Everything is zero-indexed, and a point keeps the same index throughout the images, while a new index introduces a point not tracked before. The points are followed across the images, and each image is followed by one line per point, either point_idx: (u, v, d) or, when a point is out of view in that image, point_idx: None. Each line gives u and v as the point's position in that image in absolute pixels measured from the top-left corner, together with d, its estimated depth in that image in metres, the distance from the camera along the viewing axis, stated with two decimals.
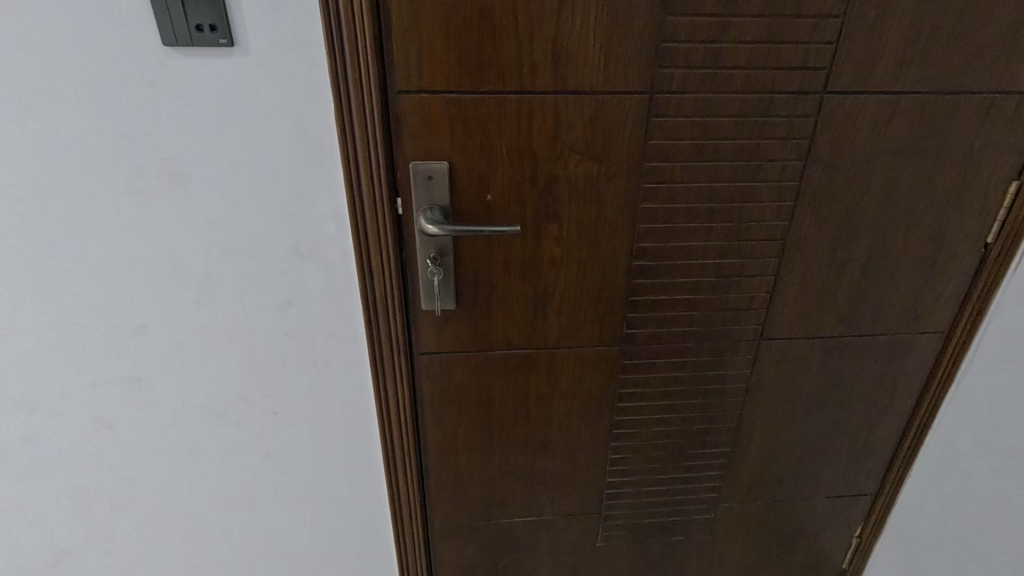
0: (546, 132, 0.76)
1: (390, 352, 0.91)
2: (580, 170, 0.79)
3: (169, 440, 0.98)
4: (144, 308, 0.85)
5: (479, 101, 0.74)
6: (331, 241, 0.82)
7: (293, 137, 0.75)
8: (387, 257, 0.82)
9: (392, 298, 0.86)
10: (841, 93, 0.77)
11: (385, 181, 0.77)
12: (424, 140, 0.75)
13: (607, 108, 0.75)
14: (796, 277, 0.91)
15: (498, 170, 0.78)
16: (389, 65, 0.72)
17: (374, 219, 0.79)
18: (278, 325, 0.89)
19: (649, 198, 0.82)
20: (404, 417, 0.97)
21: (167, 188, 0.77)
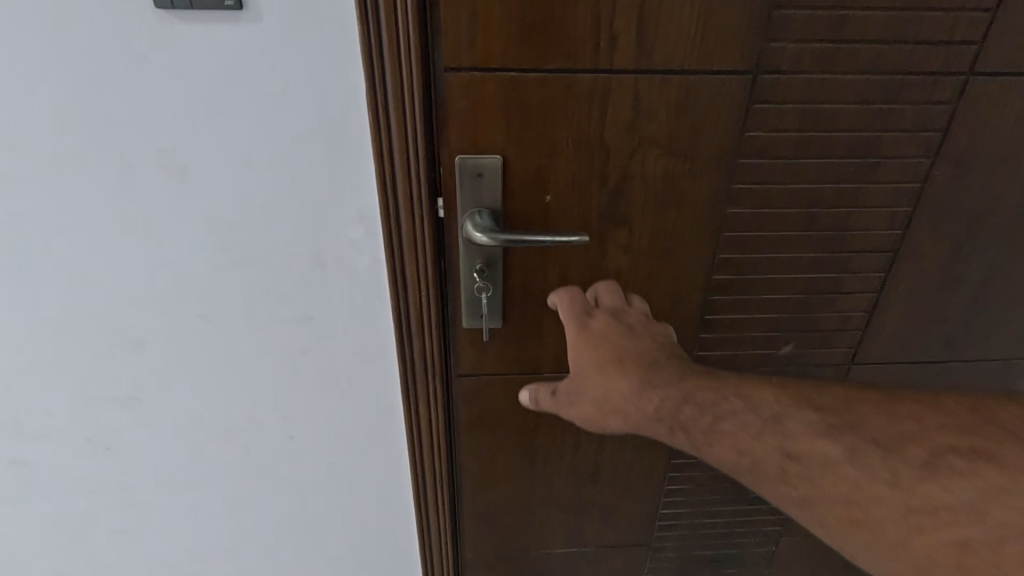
0: (622, 121, 0.62)
1: (424, 376, 0.79)
2: (660, 168, 0.65)
3: (175, 464, 0.87)
4: (142, 323, 0.74)
5: (542, 82, 0.59)
6: (359, 249, 0.70)
7: (314, 124, 0.62)
8: (424, 268, 0.69)
9: (428, 314, 0.73)
10: (990, 75, 0.62)
11: (425, 178, 0.64)
12: (473, 129, 0.62)
13: (700, 92, 0.61)
14: (901, 295, 0.78)
15: (560, 167, 0.64)
16: (434, 36, 0.58)
17: (410, 223, 0.66)
18: (296, 342, 0.77)
19: (739, 202, 0.68)
20: (437, 444, 0.86)
21: (166, 185, 0.64)
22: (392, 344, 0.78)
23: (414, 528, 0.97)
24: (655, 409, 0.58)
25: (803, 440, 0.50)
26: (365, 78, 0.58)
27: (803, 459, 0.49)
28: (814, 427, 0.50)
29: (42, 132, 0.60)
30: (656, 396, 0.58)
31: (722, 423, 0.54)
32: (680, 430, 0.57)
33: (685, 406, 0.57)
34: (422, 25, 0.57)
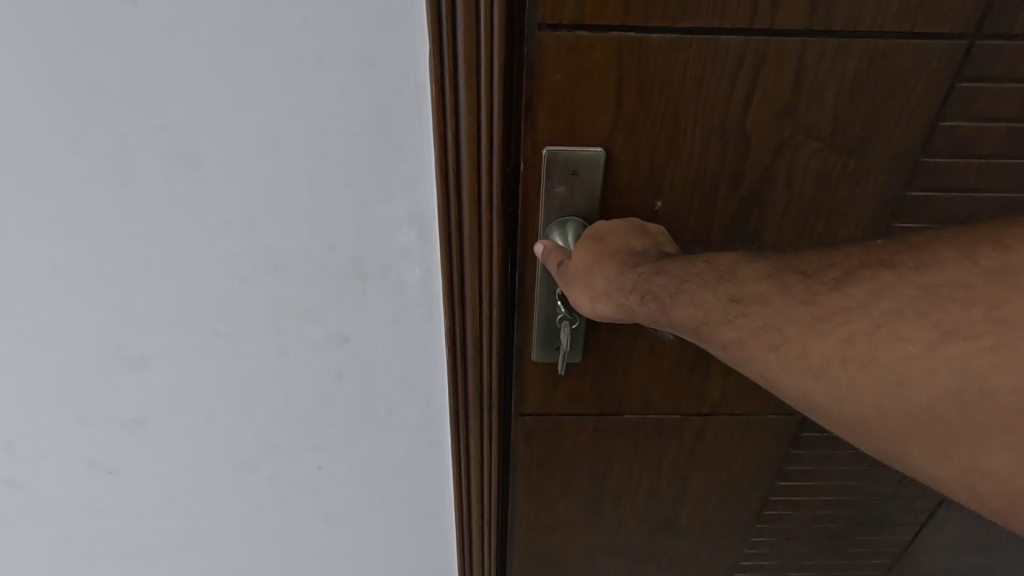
0: (775, 104, 0.46)
1: (478, 414, 0.64)
2: (814, 168, 0.49)
3: (188, 494, 0.74)
4: (143, 342, 0.59)
5: (673, 48, 0.43)
6: (408, 260, 0.53)
7: (361, 95, 0.44)
8: (486, 286, 0.54)
9: (489, 342, 0.58)
10: None
11: (498, 172, 0.48)
12: (569, 111, 0.46)
13: (891, 62, 0.44)
14: None
15: (681, 164, 0.48)
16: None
17: (475, 231, 0.50)
18: (329, 366, 0.62)
19: (913, 214, 0.51)
20: (488, 487, 0.71)
21: (162, 173, 0.48)
22: (441, 374, 0.63)
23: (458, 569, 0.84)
24: (633, 282, 0.41)
25: (750, 287, 0.36)
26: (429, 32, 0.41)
27: (752, 308, 0.36)
28: (751, 271, 0.37)
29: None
30: (636, 272, 0.42)
31: (688, 284, 0.39)
32: (653, 296, 0.40)
33: (661, 276, 0.40)
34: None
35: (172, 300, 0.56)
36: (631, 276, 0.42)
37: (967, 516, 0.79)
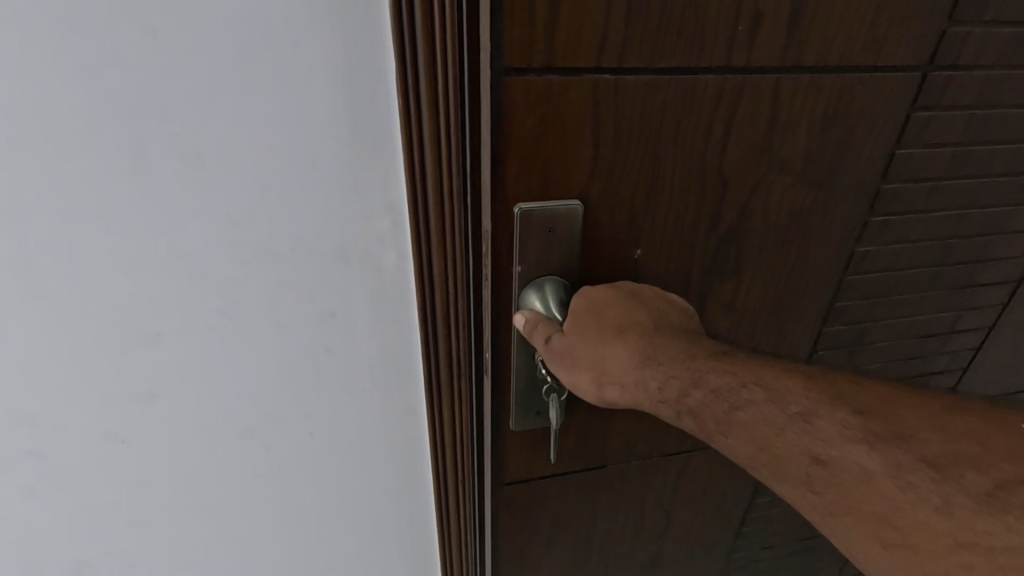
0: (752, 139, 0.43)
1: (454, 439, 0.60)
2: (789, 203, 0.47)
3: (130, 568, 0.66)
4: (94, 351, 0.51)
5: (651, 85, 0.39)
6: (385, 245, 0.51)
7: (333, 77, 0.44)
8: (457, 308, 0.49)
9: (462, 370, 0.53)
10: None
11: (461, 191, 0.42)
12: (542, 161, 0.40)
13: (858, 93, 0.43)
14: (1012, 328, 0.66)
15: (661, 210, 0.44)
16: (492, 15, 0.34)
17: (444, 247, 0.46)
18: (299, 389, 0.58)
19: (873, 236, 0.52)
20: (467, 523, 0.67)
21: (120, 146, 0.43)
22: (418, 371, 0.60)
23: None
24: (659, 387, 0.38)
25: (830, 441, 0.32)
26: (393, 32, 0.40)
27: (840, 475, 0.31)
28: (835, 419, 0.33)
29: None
30: (659, 375, 0.38)
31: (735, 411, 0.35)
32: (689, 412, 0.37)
33: (693, 390, 0.37)
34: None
35: (131, 297, 0.49)
36: (654, 380, 0.38)
37: None
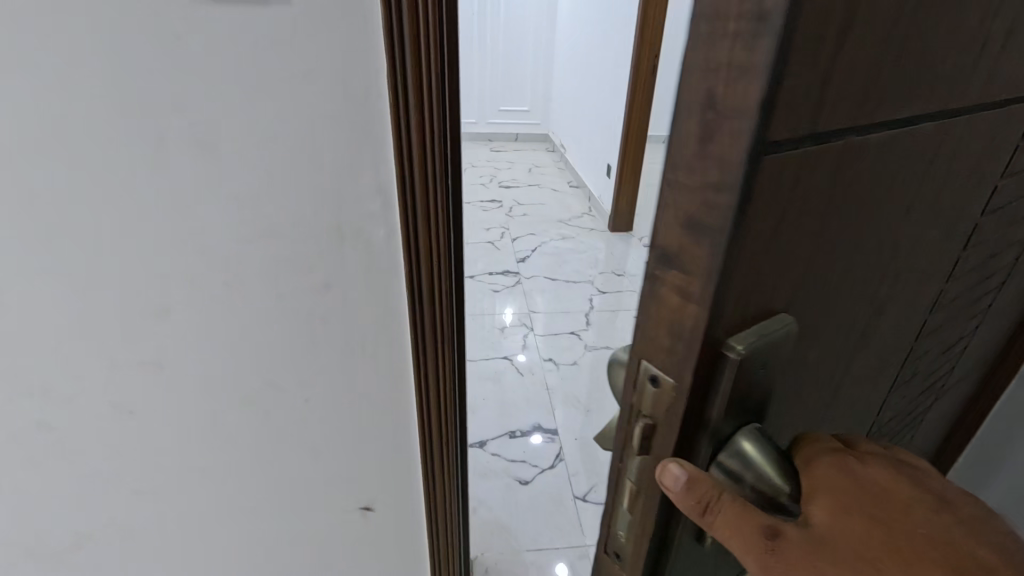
0: (929, 202, 0.34)
1: (434, 373, 0.72)
2: (929, 269, 0.40)
3: (180, 509, 0.82)
4: (166, 327, 0.66)
5: (884, 146, 0.27)
6: (377, 222, 0.61)
7: (328, 83, 0.53)
8: (438, 253, 0.63)
9: (439, 305, 0.66)
10: None
11: (437, 163, 0.57)
12: (761, 267, 0.26)
13: (1008, 139, 0.37)
14: (997, 336, 0.69)
15: (838, 304, 0.33)
16: (770, 49, 0.20)
17: (425, 202, 0.59)
18: (306, 346, 0.69)
19: (963, 286, 0.48)
20: (445, 449, 0.80)
21: (190, 166, 0.57)
22: (404, 330, 0.68)
23: (423, 532, 0.90)
24: None
25: None
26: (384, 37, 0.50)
27: None
28: None
29: (34, 31, 0.51)
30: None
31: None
32: None
33: None
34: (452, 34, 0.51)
35: (191, 277, 0.63)
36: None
37: None
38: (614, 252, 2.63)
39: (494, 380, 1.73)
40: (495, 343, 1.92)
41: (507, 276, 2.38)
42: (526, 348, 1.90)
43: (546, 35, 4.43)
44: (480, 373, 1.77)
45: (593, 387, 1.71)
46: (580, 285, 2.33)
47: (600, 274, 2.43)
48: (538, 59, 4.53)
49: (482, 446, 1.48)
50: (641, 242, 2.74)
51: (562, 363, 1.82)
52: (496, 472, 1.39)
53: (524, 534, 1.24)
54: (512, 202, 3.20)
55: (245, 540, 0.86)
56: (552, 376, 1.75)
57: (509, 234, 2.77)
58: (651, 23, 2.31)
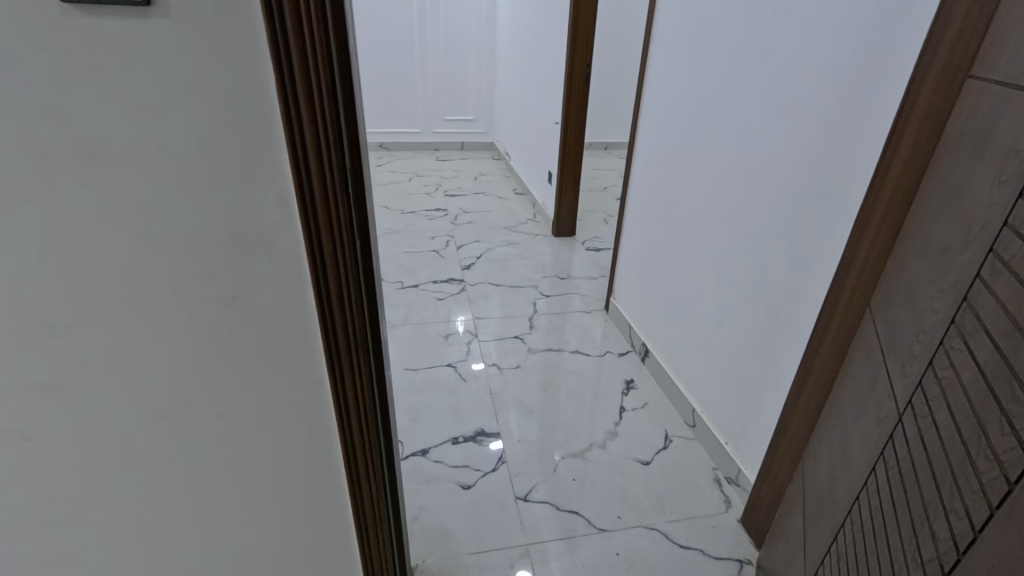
0: None
1: (353, 383, 0.72)
2: None
3: (90, 535, 0.79)
4: (64, 348, 0.64)
5: None
6: (280, 231, 0.61)
7: (217, 95, 0.54)
8: (345, 264, 0.63)
9: (353, 316, 0.67)
10: (999, 118, 0.62)
11: (337, 175, 0.58)
12: None
13: None
14: (908, 332, 0.74)
15: None
16: None
17: (325, 214, 0.60)
18: (215, 357, 0.68)
19: None
20: (372, 457, 0.80)
21: (78, 182, 0.57)
22: (316, 339, 0.69)
23: (354, 543, 0.89)
24: None
25: None
26: (270, 56, 0.52)
27: None
28: None
29: None
30: None
31: None
32: None
33: None
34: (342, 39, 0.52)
35: (88, 298, 0.62)
36: None
37: (827, 493, 0.91)
38: (558, 257, 2.70)
39: (437, 388, 1.73)
40: (439, 351, 1.92)
41: (452, 284, 2.39)
42: (470, 353, 1.91)
43: (487, 46, 4.50)
44: (424, 381, 1.77)
45: (535, 389, 1.74)
46: (524, 290, 2.37)
47: (543, 278, 2.48)
48: (481, 70, 4.59)
49: (424, 453, 1.48)
50: (583, 246, 2.82)
51: (505, 367, 1.84)
52: (439, 477, 1.40)
53: (466, 537, 1.25)
54: (458, 210, 3.22)
55: (164, 562, 0.83)
56: (495, 381, 1.77)
57: (454, 242, 2.78)
58: (582, 37, 2.42)
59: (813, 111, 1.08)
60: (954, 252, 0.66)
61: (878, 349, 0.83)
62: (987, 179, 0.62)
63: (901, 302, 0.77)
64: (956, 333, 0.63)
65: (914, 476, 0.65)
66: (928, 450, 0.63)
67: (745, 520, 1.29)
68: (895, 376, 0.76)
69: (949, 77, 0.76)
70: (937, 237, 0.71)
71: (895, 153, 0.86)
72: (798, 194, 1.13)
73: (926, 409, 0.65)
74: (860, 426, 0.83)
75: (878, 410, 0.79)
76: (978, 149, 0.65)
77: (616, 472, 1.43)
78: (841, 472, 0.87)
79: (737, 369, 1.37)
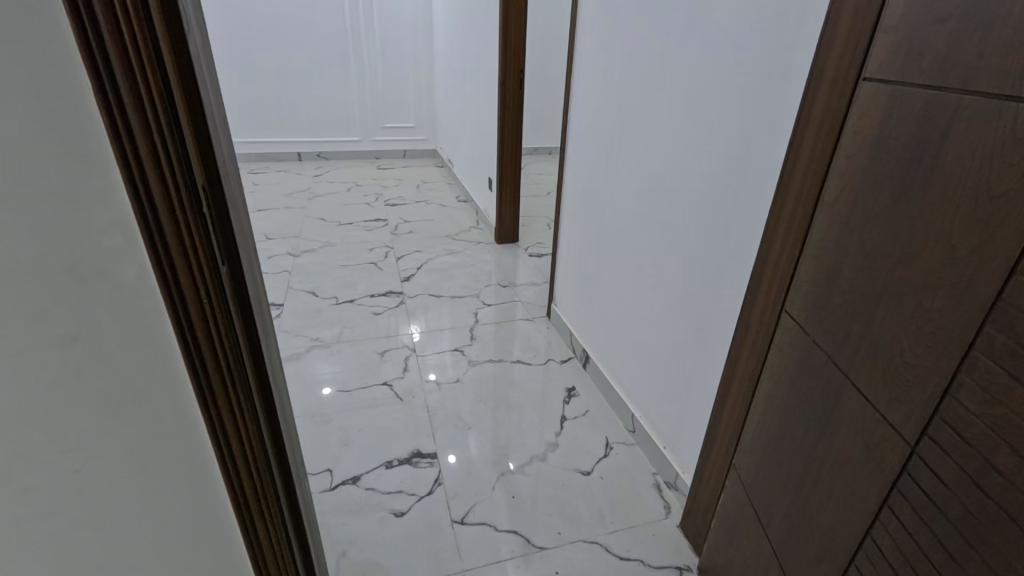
0: None
1: (234, 421, 0.65)
2: None
3: None
4: None
5: None
6: (122, 260, 0.53)
7: (30, 106, 0.46)
8: (206, 291, 0.57)
9: (222, 349, 0.60)
10: (936, 122, 0.62)
11: (184, 194, 0.52)
12: None
13: None
14: (878, 347, 0.71)
15: None
16: None
17: (174, 237, 0.53)
18: (61, 405, 0.59)
19: None
20: (269, 496, 0.73)
21: None
22: (184, 377, 0.61)
23: None
24: None
25: None
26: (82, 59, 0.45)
27: None
28: None
29: None
30: None
31: None
32: None
33: None
34: (175, 43, 0.47)
35: None
36: None
37: (801, 515, 0.86)
38: (501, 264, 2.66)
39: (372, 408, 1.65)
40: (374, 369, 1.83)
41: (390, 297, 2.30)
42: (407, 369, 1.84)
43: (426, 52, 4.43)
44: (357, 402, 1.68)
45: (475, 403, 1.69)
46: (466, 300, 2.31)
47: (486, 287, 2.43)
48: (421, 77, 4.52)
49: (356, 480, 1.39)
50: (527, 252, 2.80)
51: (444, 382, 1.78)
52: (370, 506, 1.32)
53: (401, 570, 1.17)
54: (398, 220, 3.13)
55: None
56: (433, 397, 1.71)
57: (393, 253, 2.70)
58: (513, 41, 2.39)
59: (723, 115, 1.09)
60: (934, 263, 0.62)
61: (834, 364, 0.79)
62: (961, 189, 0.59)
63: (859, 313, 0.74)
64: (980, 359, 0.57)
65: (980, 524, 0.58)
66: (996, 498, 0.56)
67: (684, 525, 1.28)
68: (879, 397, 0.71)
69: (837, 82, 0.78)
70: (897, 247, 0.67)
71: (795, 158, 0.88)
72: (714, 197, 1.14)
73: (967, 447, 0.59)
74: (840, 451, 0.78)
75: (864, 436, 0.73)
76: (927, 153, 0.63)
77: (556, 485, 1.40)
78: (823, 502, 0.81)
79: (668, 372, 1.37)
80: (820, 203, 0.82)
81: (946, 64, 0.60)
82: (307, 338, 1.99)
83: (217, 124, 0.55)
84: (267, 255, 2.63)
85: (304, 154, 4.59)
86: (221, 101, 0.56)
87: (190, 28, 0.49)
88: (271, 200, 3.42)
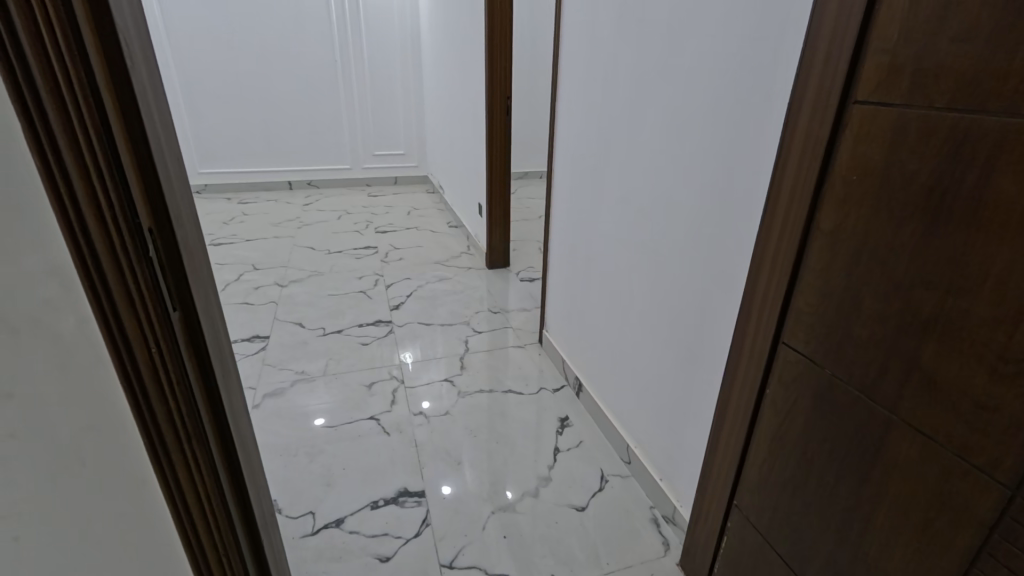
0: None
1: (190, 472, 0.61)
2: None
3: None
4: None
5: None
6: (59, 309, 0.49)
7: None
8: (155, 336, 0.53)
9: (175, 398, 0.57)
10: (971, 146, 0.59)
11: (126, 236, 0.49)
12: None
13: None
14: (932, 382, 0.66)
15: None
16: None
17: (116, 282, 0.49)
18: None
19: None
20: (228, 544, 0.69)
21: None
22: (134, 429, 0.56)
23: None
24: None
25: None
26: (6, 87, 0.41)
27: None
28: None
29: None
30: None
31: None
32: None
33: None
34: (119, 89, 0.46)
35: None
36: None
37: (857, 560, 0.79)
38: (491, 289, 2.63)
39: (357, 444, 1.59)
40: (360, 403, 1.78)
41: (378, 326, 2.26)
42: (394, 402, 1.79)
43: (415, 79, 4.49)
44: (342, 438, 1.62)
45: (465, 436, 1.63)
46: (456, 327, 2.27)
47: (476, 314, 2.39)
48: (410, 105, 4.58)
49: (339, 523, 1.33)
50: (517, 277, 2.77)
51: (432, 415, 1.72)
52: (353, 551, 1.25)
53: None
54: (388, 248, 3.11)
55: None
56: (420, 430, 1.65)
57: (382, 281, 2.67)
58: (498, 67, 2.40)
59: (706, 139, 1.08)
60: (999, 292, 0.58)
61: (870, 400, 0.75)
62: (1013, 212, 0.56)
63: (894, 345, 0.70)
64: None
65: None
66: None
67: (685, 563, 1.21)
68: (948, 436, 0.65)
69: (820, 105, 0.76)
70: (941, 275, 0.64)
71: (780, 182, 0.86)
72: (699, 220, 1.12)
73: None
74: (900, 493, 0.72)
75: (930, 478, 0.68)
76: (961, 177, 0.60)
77: (550, 522, 1.34)
78: (884, 546, 0.75)
79: (660, 400, 1.33)
80: (813, 229, 0.80)
81: (974, 87, 0.58)
82: (292, 371, 1.94)
83: (167, 165, 0.53)
84: (253, 286, 2.60)
85: (294, 182, 4.61)
86: (172, 143, 0.55)
87: (137, 71, 0.48)
88: (259, 230, 3.40)
